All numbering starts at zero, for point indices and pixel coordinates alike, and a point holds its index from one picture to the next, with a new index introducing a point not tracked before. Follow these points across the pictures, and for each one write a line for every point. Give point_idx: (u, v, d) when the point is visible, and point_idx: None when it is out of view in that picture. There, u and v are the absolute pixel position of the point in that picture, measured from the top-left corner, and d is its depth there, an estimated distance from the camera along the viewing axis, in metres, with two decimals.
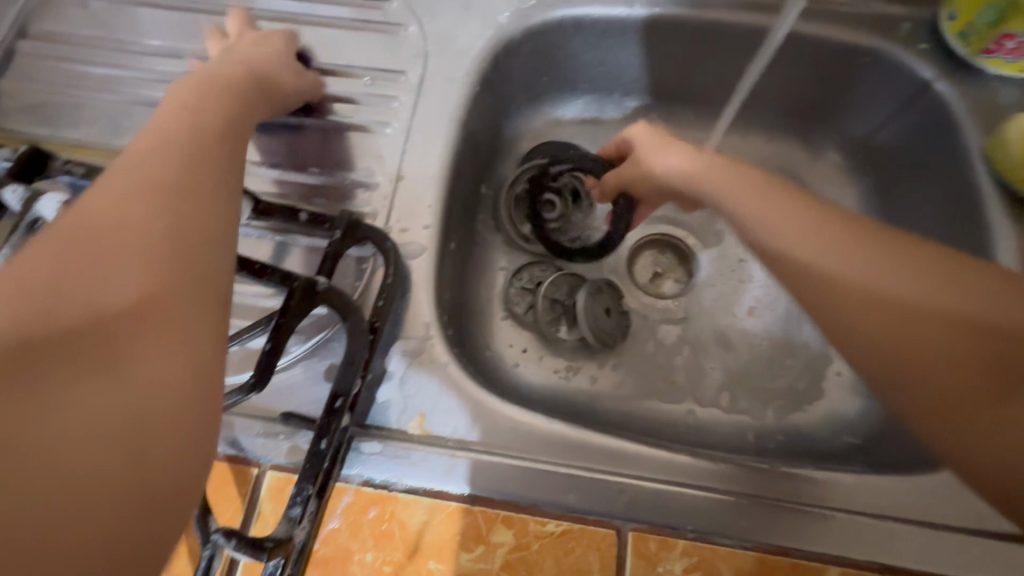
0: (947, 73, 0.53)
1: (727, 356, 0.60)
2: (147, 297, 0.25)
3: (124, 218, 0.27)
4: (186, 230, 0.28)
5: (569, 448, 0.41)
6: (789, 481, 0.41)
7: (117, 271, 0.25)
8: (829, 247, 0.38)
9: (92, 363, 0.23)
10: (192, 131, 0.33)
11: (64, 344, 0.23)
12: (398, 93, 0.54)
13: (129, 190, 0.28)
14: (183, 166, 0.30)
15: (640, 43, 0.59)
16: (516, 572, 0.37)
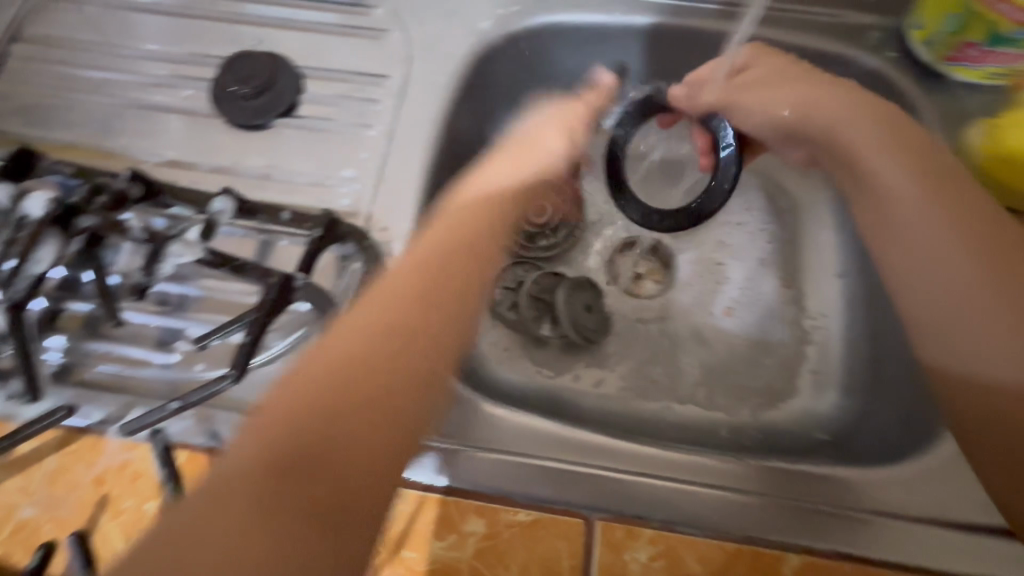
0: (913, 80, 0.55)
1: (704, 356, 0.62)
2: (375, 434, 0.36)
3: (363, 381, 0.37)
4: (416, 385, 0.38)
5: (585, 450, 0.43)
6: (805, 482, 0.42)
7: (362, 431, 0.35)
8: (944, 251, 0.42)
9: (328, 485, 0.33)
10: (424, 236, 0.45)
11: (312, 474, 0.33)
12: (382, 97, 0.55)
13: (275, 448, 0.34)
14: (405, 317, 0.40)
15: (619, 49, 0.61)
16: (487, 560, 0.38)
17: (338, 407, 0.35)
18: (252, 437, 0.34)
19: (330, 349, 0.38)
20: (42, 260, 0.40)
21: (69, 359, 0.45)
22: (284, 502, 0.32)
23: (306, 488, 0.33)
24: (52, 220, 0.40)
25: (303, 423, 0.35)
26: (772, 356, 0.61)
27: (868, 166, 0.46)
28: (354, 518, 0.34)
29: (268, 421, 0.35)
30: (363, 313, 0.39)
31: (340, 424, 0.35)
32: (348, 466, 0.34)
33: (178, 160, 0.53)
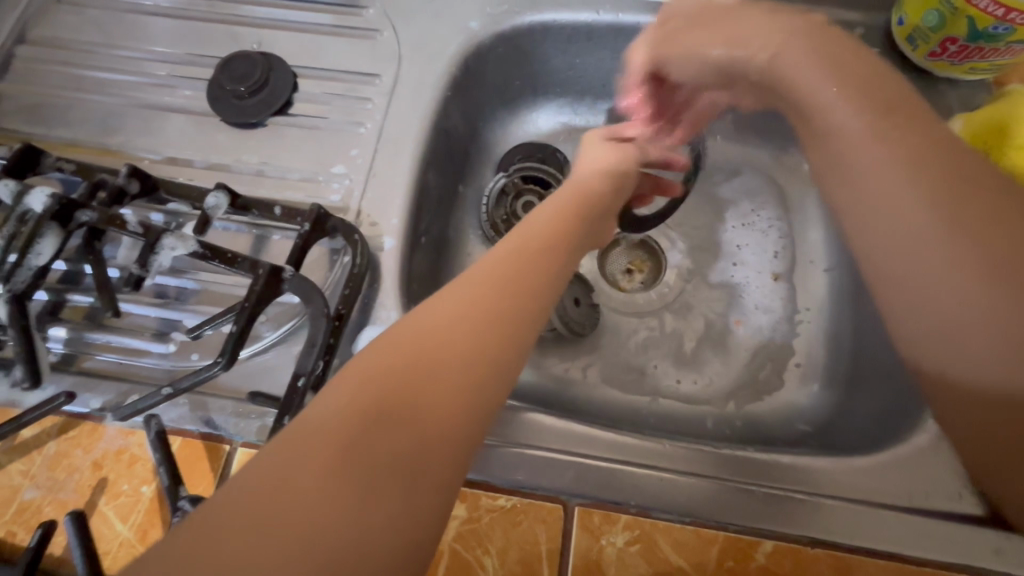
0: (897, 75, 0.56)
1: (691, 349, 0.63)
2: (461, 401, 0.30)
3: (435, 342, 0.31)
4: (498, 359, 0.32)
5: (594, 444, 0.44)
6: (762, 468, 0.43)
7: (443, 396, 0.29)
8: (923, 231, 0.35)
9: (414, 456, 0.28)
10: (552, 220, 0.41)
11: (390, 432, 0.28)
12: (373, 95, 0.56)
13: (406, 377, 0.29)
14: (509, 291, 0.34)
15: (607, 47, 0.62)
16: (467, 542, 0.39)
17: (411, 368, 0.30)
18: (360, 388, 0.29)
19: (423, 316, 0.32)
20: (42, 253, 0.42)
21: (69, 349, 0.47)
22: (375, 455, 0.27)
23: (382, 453, 0.27)
24: (52, 214, 0.42)
25: (381, 383, 0.29)
26: (758, 350, 0.62)
27: (842, 163, 0.39)
28: (419, 489, 0.27)
29: (363, 382, 0.29)
30: (459, 285, 0.34)
31: (434, 393, 0.29)
32: (428, 442, 0.28)
33: (176, 158, 0.55)
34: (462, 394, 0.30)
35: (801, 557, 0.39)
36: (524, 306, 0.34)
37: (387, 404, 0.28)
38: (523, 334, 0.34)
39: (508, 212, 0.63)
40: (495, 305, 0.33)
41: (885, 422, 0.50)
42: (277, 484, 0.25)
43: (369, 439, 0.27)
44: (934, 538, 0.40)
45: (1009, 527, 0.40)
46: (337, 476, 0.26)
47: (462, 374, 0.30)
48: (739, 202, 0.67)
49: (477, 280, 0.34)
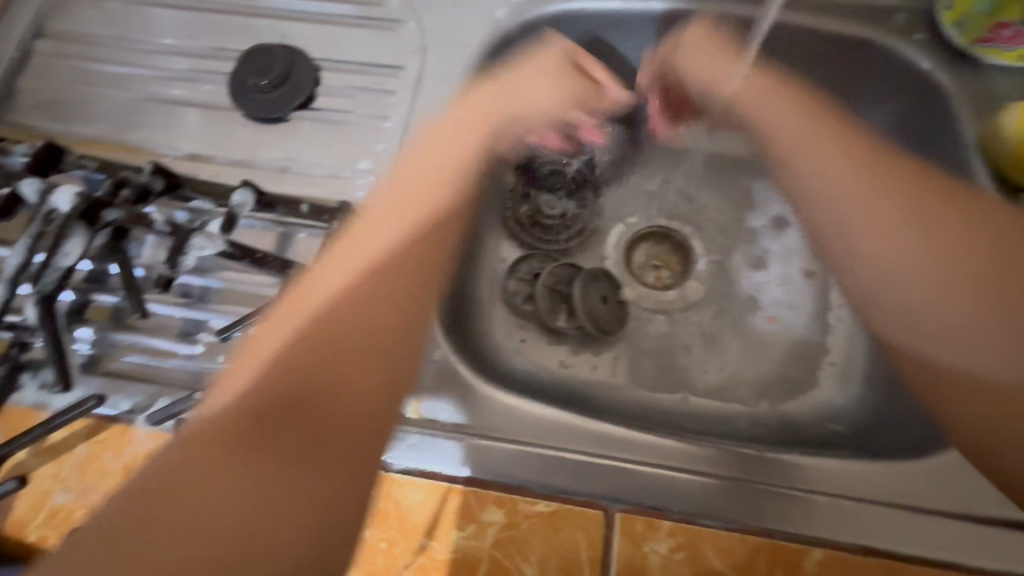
0: (942, 62, 0.53)
1: (722, 347, 0.61)
2: (373, 392, 0.38)
3: (345, 337, 0.38)
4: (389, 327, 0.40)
5: (596, 441, 0.43)
6: (809, 473, 0.42)
7: (338, 378, 0.37)
8: (905, 233, 0.44)
9: (286, 446, 0.34)
10: (400, 206, 0.46)
11: (281, 431, 0.34)
12: (397, 88, 0.55)
13: (285, 376, 0.36)
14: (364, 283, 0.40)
15: (636, 37, 0.60)
16: (506, 550, 0.38)
17: (306, 356, 0.37)
18: (260, 373, 0.36)
19: (318, 292, 0.40)
20: (69, 254, 0.41)
21: (95, 351, 0.46)
22: (279, 444, 0.34)
23: (306, 430, 0.35)
24: (79, 214, 0.41)
25: (259, 390, 0.35)
26: (790, 347, 0.60)
27: (835, 215, 0.47)
28: (343, 460, 0.35)
29: (308, 364, 0.37)
30: (343, 261, 0.42)
31: (353, 364, 0.38)
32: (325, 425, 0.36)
33: (198, 154, 0.54)
34: (368, 387, 0.38)
35: (852, 565, 0.38)
36: (399, 285, 0.41)
37: (275, 407, 0.35)
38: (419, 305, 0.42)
39: (533, 209, 0.63)
40: (372, 306, 0.40)
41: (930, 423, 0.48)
42: (189, 479, 0.32)
43: (246, 431, 0.34)
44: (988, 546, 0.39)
45: None
46: (282, 467, 0.33)
47: (332, 361, 0.37)
48: (771, 197, 0.65)
49: (383, 279, 0.41)
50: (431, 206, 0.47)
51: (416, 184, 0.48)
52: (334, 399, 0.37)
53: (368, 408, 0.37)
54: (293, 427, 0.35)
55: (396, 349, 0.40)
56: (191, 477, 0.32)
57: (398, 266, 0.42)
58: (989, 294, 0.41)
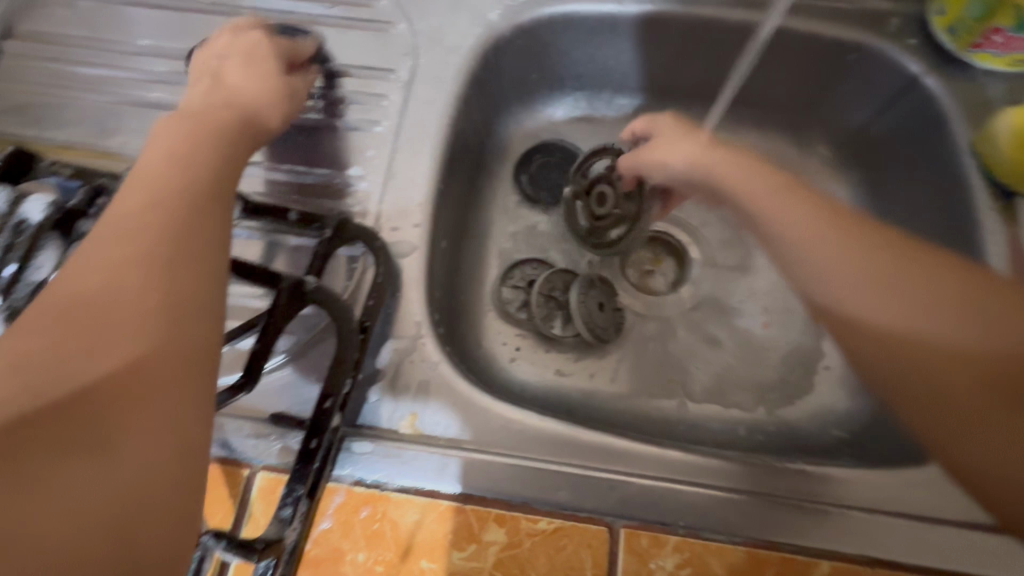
0: (936, 68, 0.53)
1: (718, 353, 0.60)
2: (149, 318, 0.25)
3: (103, 269, 0.25)
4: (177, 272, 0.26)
5: (619, 456, 0.41)
6: (817, 481, 0.40)
7: (103, 347, 0.24)
8: (870, 253, 0.40)
9: (85, 446, 0.22)
10: (177, 149, 0.32)
11: (70, 427, 0.22)
12: (387, 91, 0.53)
13: (56, 327, 0.24)
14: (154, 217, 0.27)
15: (631, 39, 0.60)
16: (508, 570, 0.37)
17: (70, 321, 0.24)
18: (30, 361, 0.23)
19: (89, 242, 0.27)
20: (43, 266, 0.38)
21: None
22: (62, 435, 0.22)
23: (79, 420, 0.22)
24: (52, 224, 0.40)
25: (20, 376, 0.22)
26: (786, 352, 0.60)
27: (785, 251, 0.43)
28: (170, 439, 0.24)
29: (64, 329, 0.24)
30: (127, 197, 0.28)
31: (106, 340, 0.24)
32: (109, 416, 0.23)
33: None
34: (136, 328, 0.24)
35: None
36: (183, 212, 0.28)
37: (41, 371, 0.23)
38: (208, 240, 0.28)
39: (583, 213, 0.60)
40: (151, 212, 0.28)
41: None
42: None
43: (9, 436, 0.21)
44: (995, 555, 0.38)
45: None
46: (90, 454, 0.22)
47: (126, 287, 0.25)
48: None
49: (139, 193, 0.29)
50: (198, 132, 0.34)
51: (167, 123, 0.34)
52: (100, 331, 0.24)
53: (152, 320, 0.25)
54: (58, 417, 0.22)
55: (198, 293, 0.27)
56: None
57: (181, 176, 0.30)
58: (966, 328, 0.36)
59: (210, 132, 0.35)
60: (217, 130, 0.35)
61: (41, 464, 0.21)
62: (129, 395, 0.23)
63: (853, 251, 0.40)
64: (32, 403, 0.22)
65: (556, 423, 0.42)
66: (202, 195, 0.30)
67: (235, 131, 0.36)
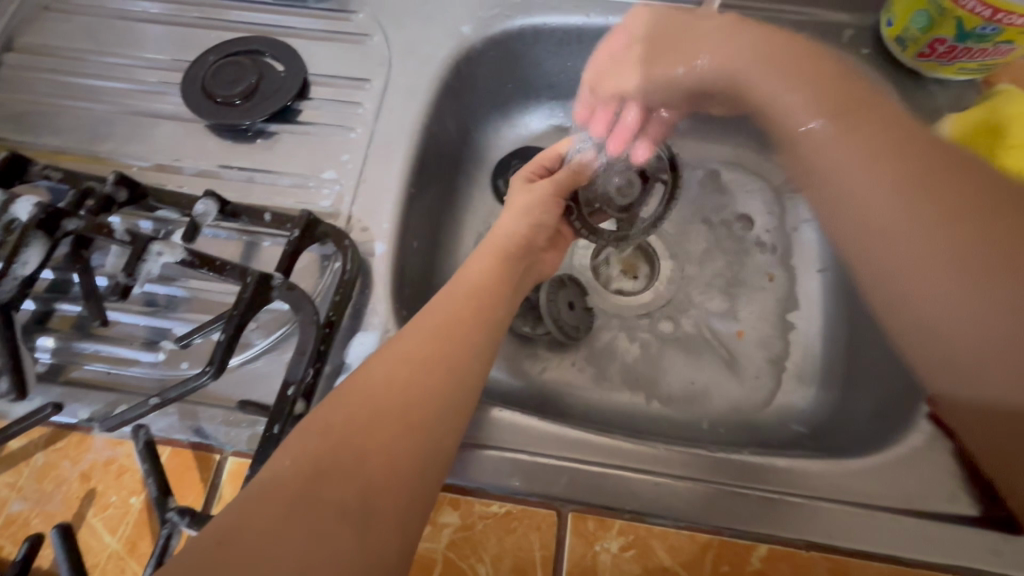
0: (888, 76, 0.56)
1: (686, 350, 0.62)
2: (401, 446, 0.34)
3: (387, 388, 0.37)
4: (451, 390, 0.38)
5: (590, 450, 0.43)
6: (752, 470, 0.43)
7: (384, 449, 0.34)
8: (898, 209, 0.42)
9: (343, 523, 0.31)
10: (467, 293, 0.44)
11: (335, 483, 0.32)
12: (364, 100, 0.56)
13: (364, 422, 0.35)
14: (431, 351, 0.39)
15: (598, 50, 0.63)
16: (461, 550, 0.39)
17: (363, 417, 0.35)
18: (309, 440, 0.34)
19: (377, 364, 0.38)
20: (28, 262, 0.41)
21: (56, 359, 0.46)
22: (324, 502, 0.31)
23: (343, 487, 0.32)
24: (37, 223, 0.41)
25: (312, 450, 0.33)
26: (750, 350, 0.62)
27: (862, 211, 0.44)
28: (349, 533, 0.31)
29: (366, 415, 0.35)
30: (425, 317, 0.42)
31: (402, 424, 0.35)
32: (370, 471, 0.33)
33: (165, 165, 0.55)
34: (400, 452, 0.34)
35: (798, 560, 0.39)
36: (467, 325, 0.42)
37: (330, 440, 0.33)
38: (474, 365, 0.40)
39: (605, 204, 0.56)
40: (445, 348, 0.40)
41: (880, 423, 0.50)
42: (230, 530, 0.30)
43: (326, 480, 0.32)
44: (930, 540, 0.40)
45: (1007, 529, 0.40)
46: (344, 520, 0.31)
47: (407, 428, 0.35)
48: (730, 203, 0.68)
49: (452, 317, 0.42)
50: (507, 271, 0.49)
51: (477, 258, 0.50)
52: (392, 421, 0.35)
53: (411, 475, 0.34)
54: (336, 473, 0.32)
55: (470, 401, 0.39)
56: (250, 520, 0.30)
57: (471, 308, 0.44)
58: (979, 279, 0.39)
59: (505, 266, 0.49)
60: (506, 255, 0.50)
61: (286, 510, 0.30)
62: (367, 459, 0.33)
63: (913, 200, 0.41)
64: (319, 469, 0.32)
65: (569, 427, 0.44)
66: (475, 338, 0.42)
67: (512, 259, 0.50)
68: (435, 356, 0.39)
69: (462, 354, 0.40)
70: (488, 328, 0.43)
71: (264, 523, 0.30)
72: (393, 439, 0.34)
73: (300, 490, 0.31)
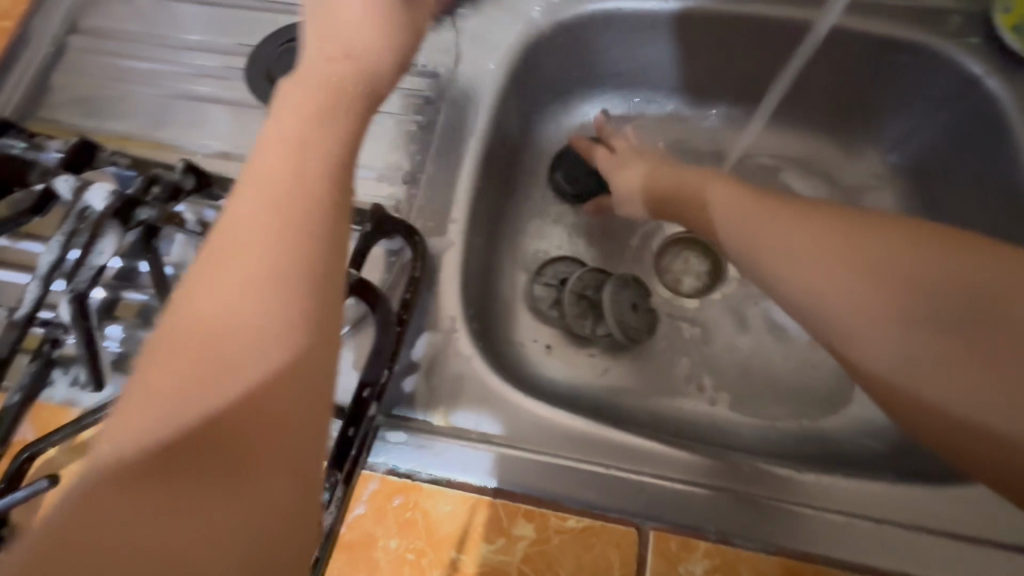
0: (999, 67, 0.51)
1: (754, 356, 0.59)
2: (268, 387, 0.24)
3: (220, 308, 0.25)
4: (310, 284, 0.26)
5: (661, 463, 0.41)
6: (842, 492, 0.40)
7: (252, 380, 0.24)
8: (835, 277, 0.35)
9: (220, 481, 0.23)
10: (290, 149, 0.28)
11: (184, 448, 0.23)
12: (428, 88, 0.54)
13: (193, 359, 0.24)
14: (253, 240, 0.26)
15: (672, 37, 0.59)
16: (536, 565, 0.37)
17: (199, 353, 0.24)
18: (160, 382, 0.24)
19: (201, 284, 0.25)
20: (103, 251, 0.41)
21: (125, 348, 0.45)
22: (176, 466, 0.22)
23: (221, 443, 0.23)
24: (113, 212, 0.41)
25: (165, 392, 0.23)
26: (824, 360, 0.58)
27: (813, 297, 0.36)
28: (244, 505, 0.23)
29: (187, 342, 0.24)
30: (248, 186, 0.27)
31: (236, 356, 0.24)
32: (264, 417, 0.24)
33: (228, 153, 0.54)
34: (276, 401, 0.24)
35: None
36: (317, 205, 0.27)
37: (167, 383, 0.23)
38: (321, 243, 0.26)
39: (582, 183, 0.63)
40: (279, 229, 0.26)
41: None
42: (81, 516, 0.21)
43: (151, 463, 0.22)
44: None
45: None
46: (216, 481, 0.23)
47: (246, 352, 0.24)
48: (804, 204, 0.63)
49: (276, 195, 0.26)
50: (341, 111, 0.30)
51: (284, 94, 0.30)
52: (218, 347, 0.24)
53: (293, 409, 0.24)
54: (202, 422, 0.23)
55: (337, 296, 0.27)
56: (101, 510, 0.21)
57: (297, 173, 0.27)
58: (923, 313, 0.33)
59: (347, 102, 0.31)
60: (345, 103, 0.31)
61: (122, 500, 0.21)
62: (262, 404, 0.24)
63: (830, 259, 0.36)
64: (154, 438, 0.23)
65: (585, 426, 0.42)
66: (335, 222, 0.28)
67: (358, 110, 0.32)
68: (276, 253, 0.26)
69: (305, 250, 0.26)
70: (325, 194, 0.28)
71: (117, 512, 0.21)
72: (228, 391, 0.23)
73: (144, 469, 0.22)
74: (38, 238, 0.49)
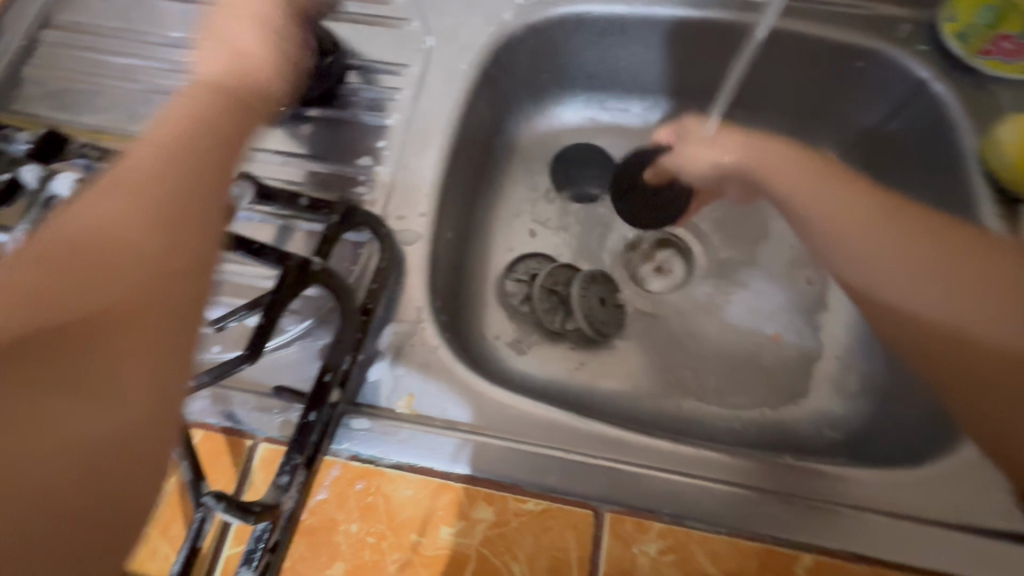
0: (945, 72, 0.54)
1: (720, 350, 0.60)
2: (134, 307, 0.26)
3: (95, 235, 0.26)
4: (180, 217, 0.28)
5: (626, 449, 0.42)
6: (798, 475, 0.41)
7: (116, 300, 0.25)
8: (862, 229, 0.45)
9: (71, 395, 0.23)
10: (186, 120, 0.32)
11: (37, 359, 0.23)
12: (401, 85, 0.55)
13: (53, 277, 0.25)
14: (136, 182, 0.28)
15: (640, 41, 0.61)
16: (495, 548, 0.38)
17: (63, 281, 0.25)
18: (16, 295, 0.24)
19: (79, 217, 0.27)
20: None
21: None
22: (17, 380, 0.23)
23: (76, 355, 0.24)
24: None
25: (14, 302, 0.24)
26: (786, 352, 0.60)
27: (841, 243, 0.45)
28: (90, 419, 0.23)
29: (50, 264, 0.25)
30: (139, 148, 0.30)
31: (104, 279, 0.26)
32: (121, 333, 0.25)
33: None
34: (138, 318, 0.26)
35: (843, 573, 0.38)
36: (196, 160, 0.30)
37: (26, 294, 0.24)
38: (196, 195, 0.29)
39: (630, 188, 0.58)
40: (154, 179, 0.28)
41: (926, 432, 0.47)
42: None
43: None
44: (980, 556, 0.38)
45: None
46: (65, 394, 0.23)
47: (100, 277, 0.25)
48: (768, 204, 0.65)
49: (164, 157, 0.29)
50: (228, 104, 0.35)
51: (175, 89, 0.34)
52: (84, 268, 0.26)
53: (156, 329, 0.26)
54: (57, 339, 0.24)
55: (207, 238, 0.29)
56: None
57: (187, 136, 0.31)
58: (927, 240, 0.43)
59: (234, 98, 0.35)
60: (223, 89, 0.36)
61: None
62: (126, 340, 0.25)
63: (853, 211, 0.45)
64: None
65: (549, 412, 0.43)
66: (223, 179, 0.31)
67: (243, 94, 0.36)
68: (151, 194, 0.28)
69: (180, 195, 0.29)
70: (207, 160, 0.31)
71: None
72: (88, 308, 0.25)
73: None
74: (5, 229, 0.49)
